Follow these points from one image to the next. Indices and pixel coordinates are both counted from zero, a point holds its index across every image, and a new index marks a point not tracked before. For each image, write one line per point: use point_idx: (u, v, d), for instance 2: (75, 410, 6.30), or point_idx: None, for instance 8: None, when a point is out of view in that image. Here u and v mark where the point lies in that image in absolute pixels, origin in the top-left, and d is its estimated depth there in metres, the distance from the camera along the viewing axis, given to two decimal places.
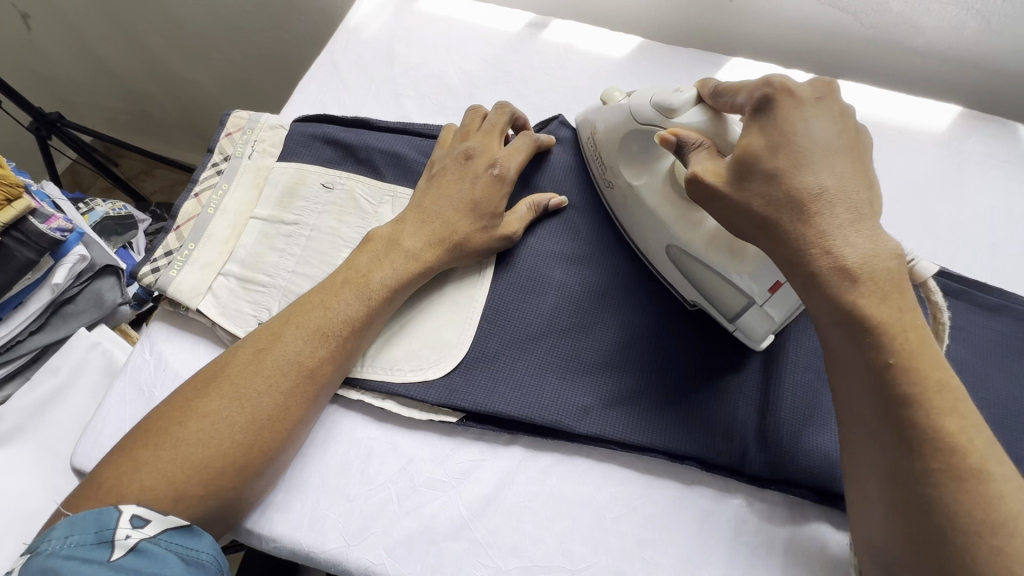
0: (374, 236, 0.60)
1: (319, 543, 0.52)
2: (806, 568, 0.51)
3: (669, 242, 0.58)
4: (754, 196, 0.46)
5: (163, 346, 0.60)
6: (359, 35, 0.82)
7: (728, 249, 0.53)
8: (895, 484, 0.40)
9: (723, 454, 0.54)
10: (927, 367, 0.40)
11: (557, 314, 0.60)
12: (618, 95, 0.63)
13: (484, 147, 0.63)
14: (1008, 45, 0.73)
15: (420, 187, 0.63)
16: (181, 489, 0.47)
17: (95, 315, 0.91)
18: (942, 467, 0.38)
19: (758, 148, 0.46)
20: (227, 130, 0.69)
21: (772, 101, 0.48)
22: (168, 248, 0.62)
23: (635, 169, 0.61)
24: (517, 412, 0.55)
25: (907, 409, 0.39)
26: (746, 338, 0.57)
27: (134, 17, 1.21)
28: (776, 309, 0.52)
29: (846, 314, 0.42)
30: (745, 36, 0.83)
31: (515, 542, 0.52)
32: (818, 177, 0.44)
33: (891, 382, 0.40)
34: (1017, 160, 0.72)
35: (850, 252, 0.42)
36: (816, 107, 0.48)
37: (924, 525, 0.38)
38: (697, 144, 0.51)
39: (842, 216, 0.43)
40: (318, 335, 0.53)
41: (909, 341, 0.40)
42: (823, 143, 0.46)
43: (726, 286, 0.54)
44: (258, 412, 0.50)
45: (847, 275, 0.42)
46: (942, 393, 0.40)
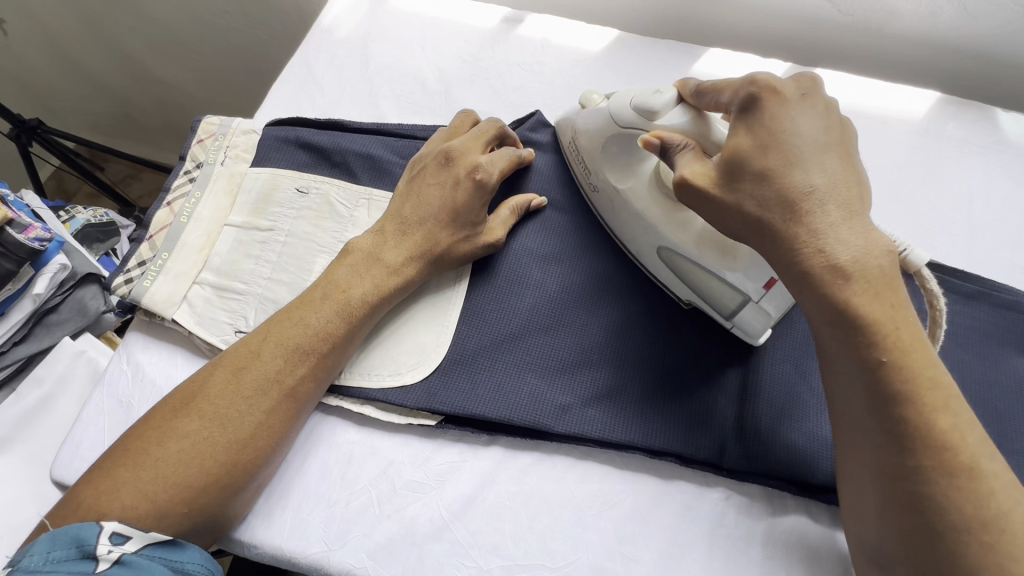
0: (354, 249, 0.59)
1: (301, 548, 0.52)
2: (783, 559, 0.52)
3: (661, 244, 0.57)
4: (746, 198, 0.45)
5: (140, 356, 0.60)
6: (333, 35, 0.81)
7: (719, 248, 0.53)
8: (889, 483, 0.40)
9: (702, 450, 0.54)
10: (919, 366, 0.40)
11: (535, 314, 0.60)
12: (596, 98, 0.63)
13: (467, 150, 0.61)
14: (986, 28, 0.72)
15: (399, 193, 0.62)
16: (164, 508, 0.47)
17: (79, 323, 0.91)
18: (932, 466, 0.38)
19: (746, 150, 0.45)
20: (199, 136, 0.69)
21: (758, 101, 0.46)
22: (141, 258, 0.62)
23: (620, 173, 0.60)
24: (496, 414, 0.55)
25: (899, 408, 0.39)
26: (743, 335, 0.57)
27: (111, 21, 1.20)
28: (772, 306, 0.52)
29: (843, 314, 0.41)
30: (721, 26, 0.82)
31: (496, 541, 0.52)
32: (808, 175, 0.44)
33: (883, 381, 0.40)
34: (993, 146, 0.72)
35: (842, 250, 0.42)
36: (802, 104, 0.47)
37: (915, 521, 0.39)
38: (682, 146, 0.50)
39: (833, 214, 0.43)
40: (297, 353, 0.53)
41: (900, 340, 0.40)
42: (811, 142, 0.45)
43: (724, 285, 0.54)
44: (240, 430, 0.50)
45: (839, 274, 0.41)
46: (935, 390, 0.40)
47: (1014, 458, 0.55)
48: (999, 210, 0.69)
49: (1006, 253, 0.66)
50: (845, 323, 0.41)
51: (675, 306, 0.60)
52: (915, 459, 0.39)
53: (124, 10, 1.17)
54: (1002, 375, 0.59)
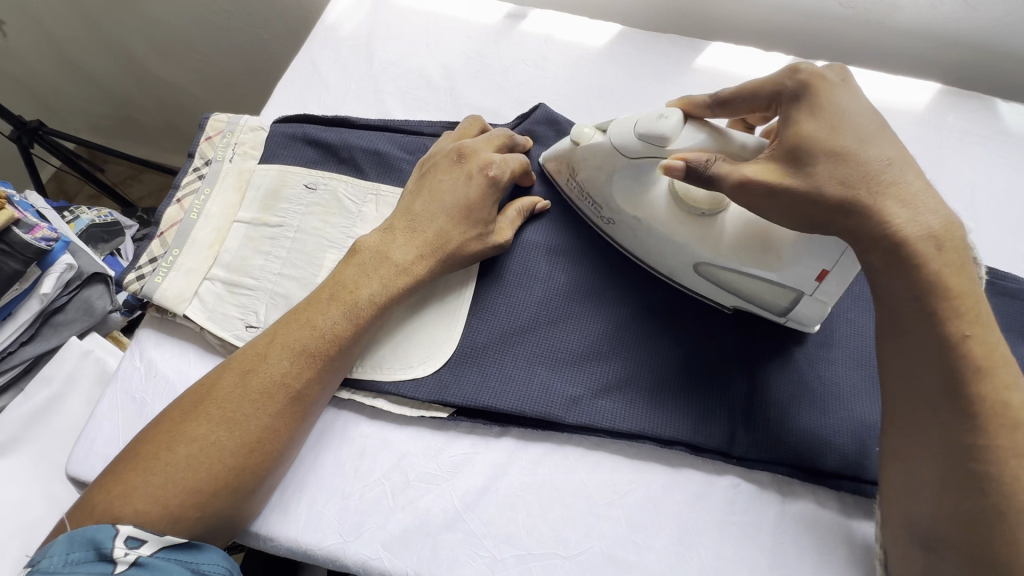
0: (361, 248, 0.58)
1: (316, 540, 0.53)
2: (793, 545, 0.52)
3: (696, 261, 0.57)
4: (824, 176, 0.44)
5: (152, 353, 0.60)
6: (337, 33, 0.81)
7: (762, 245, 0.53)
8: (955, 458, 0.40)
9: (711, 439, 0.55)
10: (993, 343, 0.41)
11: (543, 307, 0.61)
12: (588, 130, 0.59)
13: (480, 149, 0.62)
14: (986, 20, 0.73)
15: (409, 189, 0.61)
16: (176, 513, 0.47)
17: (86, 323, 0.91)
18: (1005, 442, 0.39)
19: (815, 131, 0.46)
20: (207, 134, 0.69)
21: (812, 87, 0.49)
22: (152, 255, 0.62)
23: (634, 202, 0.58)
24: (507, 406, 0.56)
25: (977, 382, 0.40)
26: (798, 325, 0.58)
27: (111, 21, 1.20)
28: (827, 294, 0.53)
29: (924, 286, 0.42)
30: (724, 19, 0.83)
31: (510, 531, 0.53)
32: (881, 150, 0.45)
33: (960, 354, 0.41)
34: (995, 136, 0.73)
35: (932, 218, 0.43)
36: (849, 88, 0.49)
37: (989, 499, 0.39)
38: (711, 161, 0.49)
39: (914, 184, 0.44)
40: (304, 356, 0.53)
41: (977, 315, 0.42)
42: (871, 120, 0.47)
43: (773, 285, 0.54)
44: (248, 434, 0.50)
45: (934, 241, 0.42)
46: (1006, 368, 0.41)
47: None
48: (1000, 200, 0.69)
49: (1009, 242, 0.67)
50: (928, 297, 0.42)
51: (722, 314, 0.60)
52: (992, 434, 0.39)
53: (124, 11, 1.17)
54: None
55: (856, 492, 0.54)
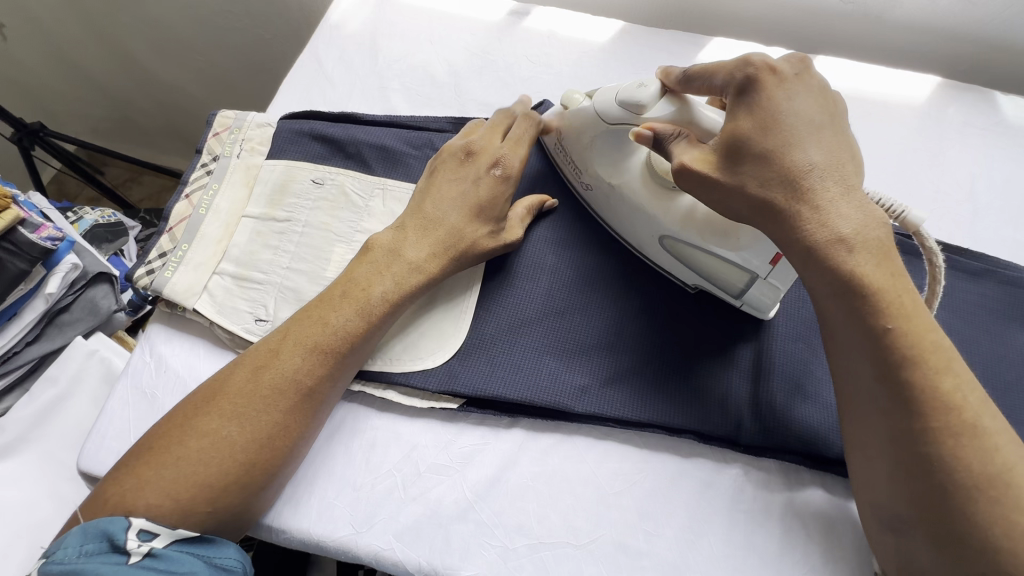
0: (373, 245, 0.58)
1: (328, 532, 0.53)
2: (802, 532, 0.53)
3: (661, 233, 0.58)
4: (748, 178, 0.46)
5: (163, 348, 0.61)
6: (342, 31, 0.82)
7: (721, 231, 0.53)
8: (896, 448, 0.42)
9: (719, 427, 0.55)
10: (922, 330, 0.42)
11: (551, 298, 0.61)
12: (579, 96, 0.62)
13: (488, 145, 0.62)
14: (984, 14, 0.74)
15: (419, 188, 0.62)
16: (187, 507, 0.47)
17: (90, 323, 0.92)
18: (939, 426, 0.40)
19: (747, 130, 0.47)
20: (215, 130, 0.69)
21: (756, 82, 0.48)
22: (161, 250, 0.62)
23: (610, 169, 0.60)
24: (516, 395, 0.56)
25: (903, 372, 0.41)
26: (753, 311, 0.58)
27: (114, 23, 1.20)
28: (779, 280, 0.53)
29: (849, 286, 0.43)
30: (724, 15, 0.83)
31: (521, 521, 0.53)
32: (809, 154, 0.45)
33: (889, 348, 0.42)
34: (995, 128, 0.73)
35: (844, 223, 0.43)
36: (797, 83, 0.48)
37: (928, 481, 0.40)
38: (676, 135, 0.50)
39: (833, 189, 0.44)
40: (316, 352, 0.53)
41: (904, 307, 0.42)
42: (807, 119, 0.46)
43: (729, 266, 0.55)
44: (259, 430, 0.50)
45: (844, 245, 0.43)
46: (939, 353, 0.42)
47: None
48: (1001, 191, 0.70)
49: (1010, 232, 0.68)
50: (852, 293, 0.43)
51: (683, 292, 0.61)
52: (926, 421, 0.40)
53: (125, 12, 1.18)
54: (1009, 350, 0.60)
55: None
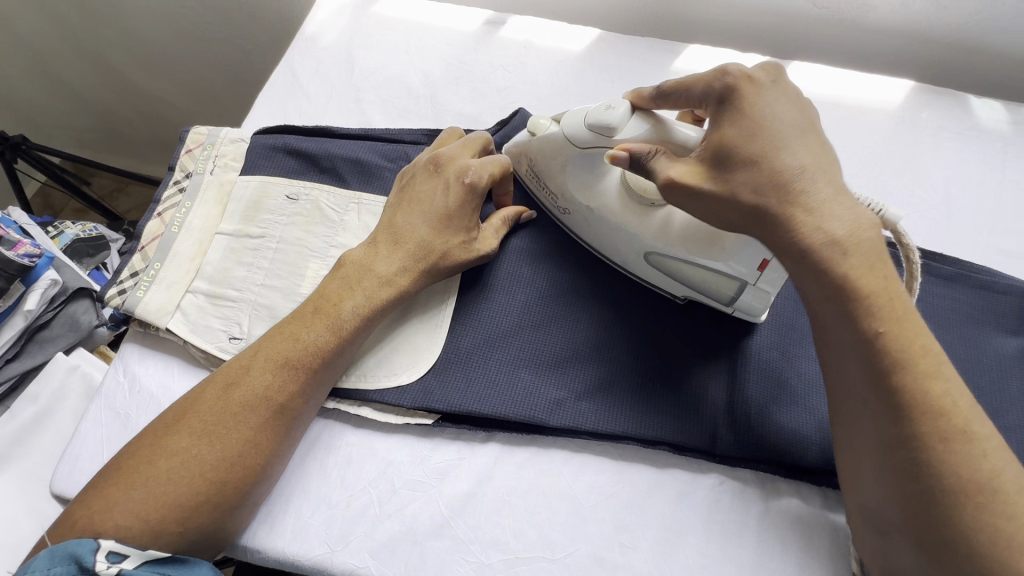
0: (347, 262, 0.58)
1: (303, 551, 0.53)
2: (777, 541, 0.53)
3: (647, 249, 0.57)
4: (740, 186, 0.45)
5: (136, 368, 0.60)
6: (318, 43, 0.82)
7: (707, 241, 0.53)
8: (887, 451, 0.41)
9: (694, 437, 0.55)
10: (913, 334, 0.42)
11: (526, 310, 0.61)
12: (546, 122, 0.63)
13: (456, 156, 0.61)
14: (955, 19, 0.74)
15: (391, 204, 0.61)
16: (157, 527, 0.46)
17: (73, 339, 0.89)
18: (928, 431, 0.40)
19: (732, 138, 0.46)
20: (187, 147, 0.69)
21: (735, 91, 0.48)
22: (133, 269, 0.62)
23: (586, 190, 0.60)
24: (492, 410, 0.56)
25: (893, 376, 0.41)
26: (745, 316, 0.58)
27: (94, 36, 1.20)
28: (768, 285, 0.54)
29: (840, 290, 0.43)
30: (700, 22, 0.84)
31: (497, 536, 0.53)
32: (796, 157, 0.45)
33: (878, 352, 0.41)
34: (969, 131, 0.74)
35: (837, 224, 0.43)
36: (774, 90, 0.48)
37: (919, 488, 0.40)
38: (653, 153, 0.50)
39: (824, 191, 0.44)
40: (287, 368, 0.53)
41: (896, 310, 0.42)
42: (790, 125, 0.46)
43: (717, 275, 0.55)
44: (229, 449, 0.49)
45: (838, 248, 0.43)
46: (929, 357, 0.41)
47: (996, 434, 0.57)
48: (975, 194, 0.70)
49: (983, 236, 0.68)
50: (842, 298, 0.43)
51: (674, 305, 0.61)
52: (914, 426, 0.40)
53: (106, 23, 1.17)
54: (983, 354, 0.60)
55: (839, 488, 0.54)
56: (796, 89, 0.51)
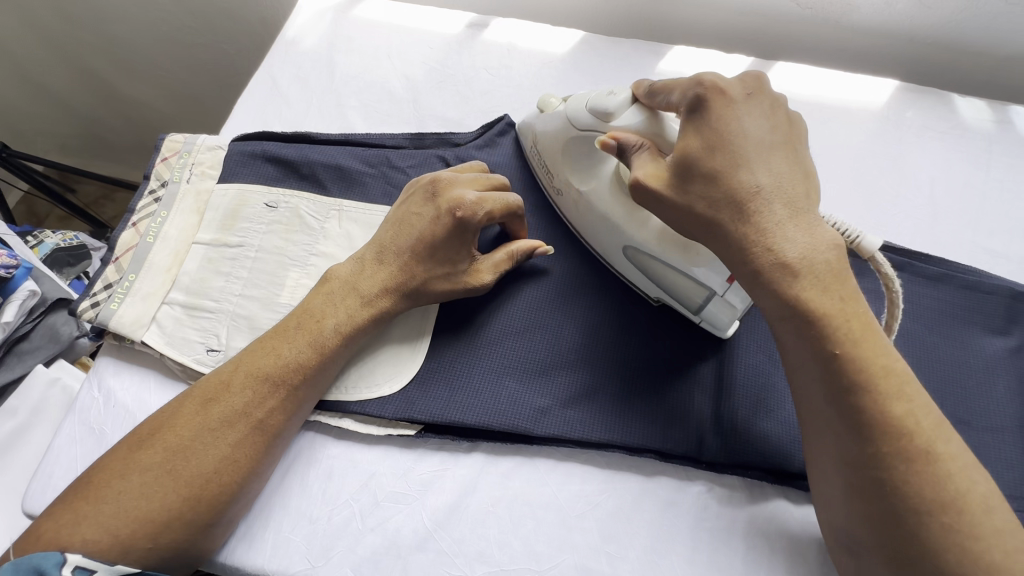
0: (332, 276, 0.57)
1: (284, 567, 0.52)
2: (765, 548, 0.52)
3: (625, 244, 0.57)
4: (696, 198, 0.46)
5: (112, 382, 0.59)
6: (298, 47, 0.81)
7: (679, 247, 0.53)
8: (852, 470, 0.41)
9: (679, 445, 0.55)
10: (872, 354, 0.41)
11: (512, 317, 0.60)
12: (555, 102, 0.63)
13: (456, 184, 0.58)
14: (937, 19, 0.74)
15: (388, 220, 0.60)
16: (128, 542, 0.45)
17: (52, 350, 0.88)
18: (888, 452, 0.39)
19: (694, 151, 0.46)
20: (163, 155, 0.68)
21: (704, 102, 0.47)
22: (107, 281, 0.61)
23: (580, 175, 0.60)
24: (476, 419, 0.55)
25: (852, 397, 0.40)
26: (712, 328, 0.58)
27: (75, 42, 1.19)
28: (736, 297, 0.53)
29: (795, 310, 0.42)
30: (685, 23, 0.83)
31: (481, 548, 0.52)
32: (756, 176, 0.45)
33: (836, 372, 0.41)
34: (954, 130, 0.74)
35: (790, 248, 0.43)
36: (747, 105, 0.48)
37: (882, 507, 0.39)
38: (638, 147, 0.50)
39: (779, 212, 0.44)
40: (267, 384, 0.51)
41: (852, 331, 0.41)
42: (757, 140, 0.46)
43: (687, 281, 0.54)
44: (205, 465, 0.48)
45: (787, 270, 0.42)
46: (890, 378, 0.40)
47: (983, 436, 0.56)
48: (960, 193, 0.70)
49: (969, 235, 0.68)
50: (798, 318, 0.42)
51: (648, 306, 0.61)
52: (874, 446, 0.39)
53: (86, 28, 1.15)
54: (969, 354, 0.60)
55: None
56: (779, 99, 0.50)
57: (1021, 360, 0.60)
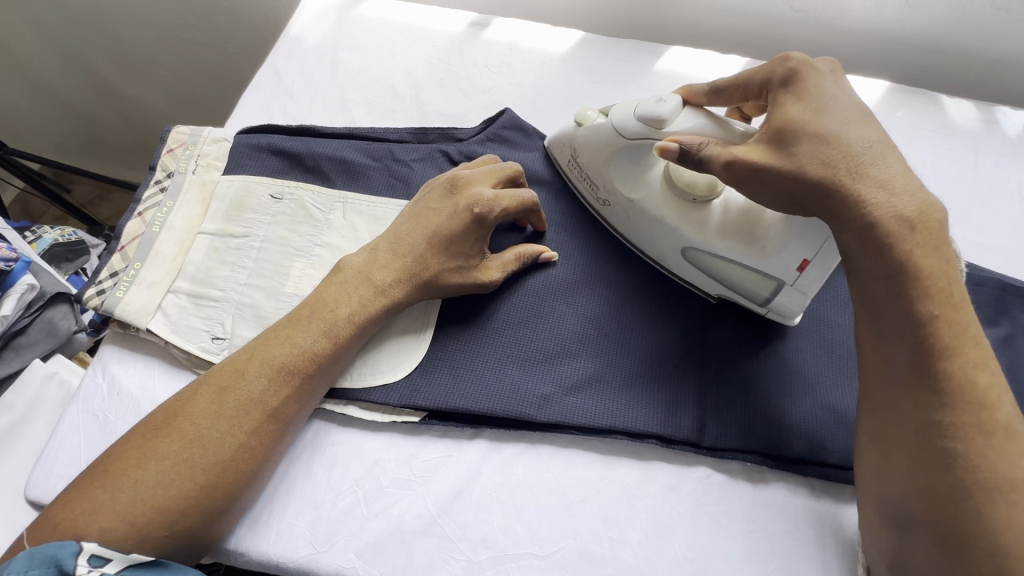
0: (344, 266, 0.58)
1: (288, 552, 0.52)
2: (765, 532, 0.53)
3: (682, 245, 0.58)
4: (807, 157, 0.46)
5: (116, 370, 0.59)
6: (302, 44, 0.82)
7: (750, 234, 0.54)
8: (924, 438, 0.42)
9: (681, 430, 0.56)
10: (965, 323, 0.43)
11: (515, 306, 0.61)
12: (592, 113, 0.62)
13: (475, 181, 0.60)
14: (926, 22, 0.77)
15: (403, 215, 0.61)
16: (143, 530, 0.45)
17: (50, 345, 0.88)
18: (971, 421, 0.41)
19: (798, 115, 0.48)
20: (169, 146, 0.68)
21: (798, 74, 0.51)
22: (113, 269, 0.61)
23: (628, 183, 0.61)
24: (480, 407, 0.56)
25: (941, 361, 0.42)
26: (779, 317, 0.58)
27: (76, 40, 1.19)
28: (807, 285, 0.54)
29: (899, 266, 0.43)
30: (681, 25, 0.86)
31: (485, 533, 0.53)
32: (863, 134, 0.47)
33: (932, 334, 0.42)
34: (942, 129, 0.76)
35: (907, 202, 0.44)
36: (837, 77, 0.51)
37: (950, 477, 0.40)
38: (703, 144, 0.50)
39: (893, 165, 0.46)
40: (283, 373, 0.52)
41: (952, 295, 0.43)
42: (856, 105, 0.49)
43: (756, 274, 0.55)
44: (219, 453, 0.48)
45: (906, 224, 0.43)
46: (976, 348, 0.43)
47: None
48: (950, 190, 0.72)
49: (959, 230, 0.70)
50: (897, 276, 0.43)
51: (705, 304, 0.61)
52: (954, 414, 0.41)
53: (89, 26, 1.16)
54: None
55: (824, 477, 0.55)
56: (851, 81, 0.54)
57: (1011, 349, 0.61)
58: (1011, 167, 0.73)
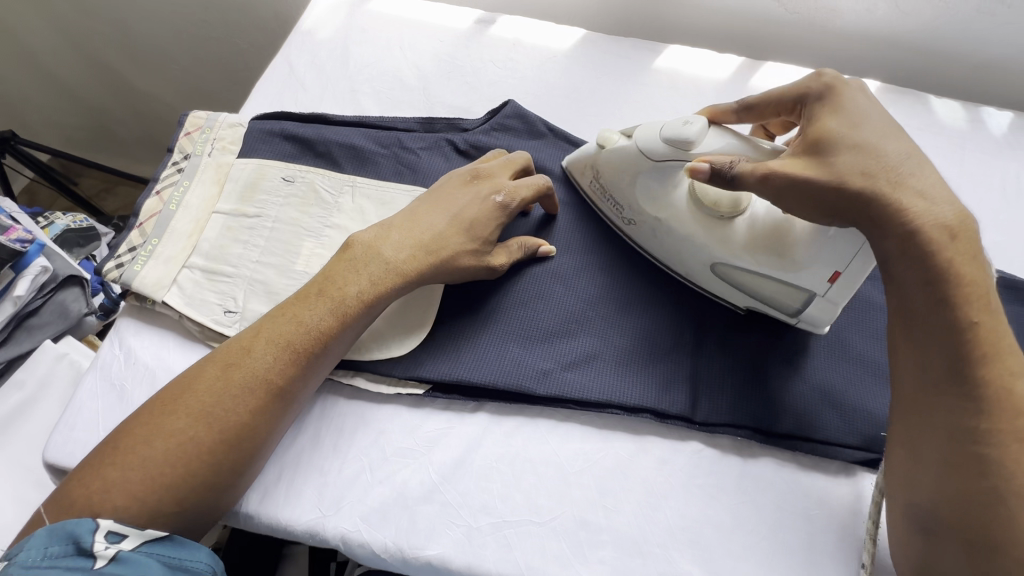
0: (353, 242, 0.60)
1: (295, 516, 0.54)
2: (753, 504, 0.55)
3: (712, 261, 0.59)
4: (848, 169, 0.47)
5: (132, 341, 0.61)
6: (314, 37, 0.85)
7: (778, 251, 0.55)
8: (956, 444, 0.42)
9: (675, 406, 0.58)
10: (999, 333, 0.44)
11: (517, 286, 0.64)
12: (615, 136, 0.63)
13: (495, 173, 0.64)
14: (914, 25, 0.80)
15: (421, 198, 0.63)
16: (154, 506, 0.47)
17: (61, 326, 0.90)
18: (1006, 429, 0.41)
19: (835, 127, 0.50)
20: (186, 130, 0.71)
21: (834, 89, 0.52)
22: (132, 244, 0.64)
23: (654, 201, 0.61)
24: (481, 379, 0.58)
25: (976, 367, 0.43)
26: (809, 326, 0.60)
27: (92, 34, 1.22)
28: (838, 296, 0.55)
29: (941, 275, 0.44)
30: (679, 25, 0.89)
31: (485, 501, 0.55)
32: (899, 146, 0.48)
33: (969, 341, 0.43)
34: (929, 127, 0.79)
35: (946, 211, 0.45)
36: (868, 92, 0.53)
37: (984, 482, 0.41)
38: (732, 163, 0.52)
39: (930, 177, 0.47)
40: (289, 351, 0.54)
41: (988, 304, 0.44)
42: (889, 119, 0.50)
43: (787, 287, 0.57)
44: (225, 430, 0.50)
45: (947, 233, 0.45)
46: (1011, 357, 0.44)
47: None
48: None
49: None
50: (937, 284, 0.44)
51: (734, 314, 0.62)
52: (990, 420, 0.42)
53: (105, 21, 1.19)
54: None
55: (811, 451, 0.57)
56: None
57: None
58: (994, 164, 0.76)
